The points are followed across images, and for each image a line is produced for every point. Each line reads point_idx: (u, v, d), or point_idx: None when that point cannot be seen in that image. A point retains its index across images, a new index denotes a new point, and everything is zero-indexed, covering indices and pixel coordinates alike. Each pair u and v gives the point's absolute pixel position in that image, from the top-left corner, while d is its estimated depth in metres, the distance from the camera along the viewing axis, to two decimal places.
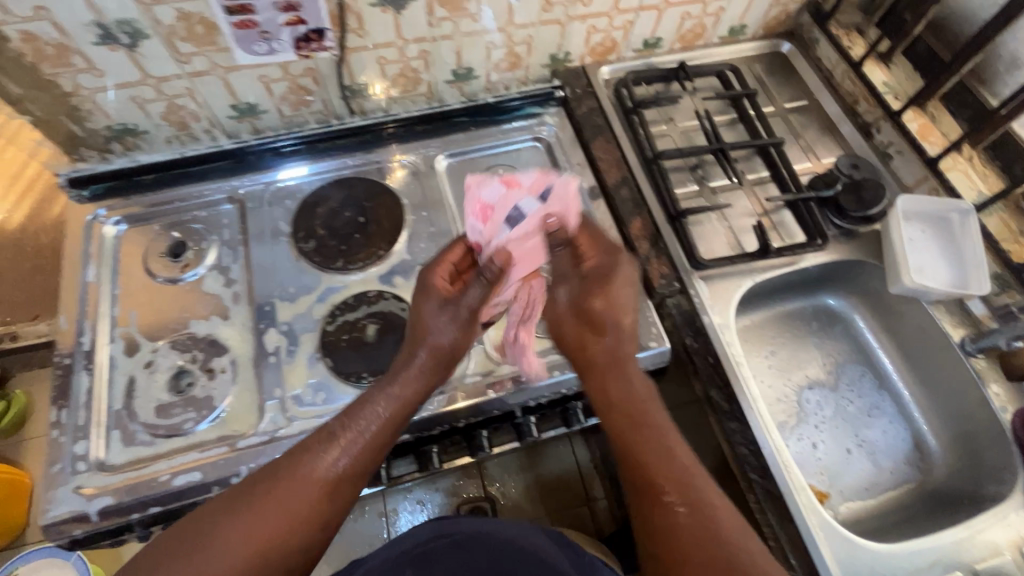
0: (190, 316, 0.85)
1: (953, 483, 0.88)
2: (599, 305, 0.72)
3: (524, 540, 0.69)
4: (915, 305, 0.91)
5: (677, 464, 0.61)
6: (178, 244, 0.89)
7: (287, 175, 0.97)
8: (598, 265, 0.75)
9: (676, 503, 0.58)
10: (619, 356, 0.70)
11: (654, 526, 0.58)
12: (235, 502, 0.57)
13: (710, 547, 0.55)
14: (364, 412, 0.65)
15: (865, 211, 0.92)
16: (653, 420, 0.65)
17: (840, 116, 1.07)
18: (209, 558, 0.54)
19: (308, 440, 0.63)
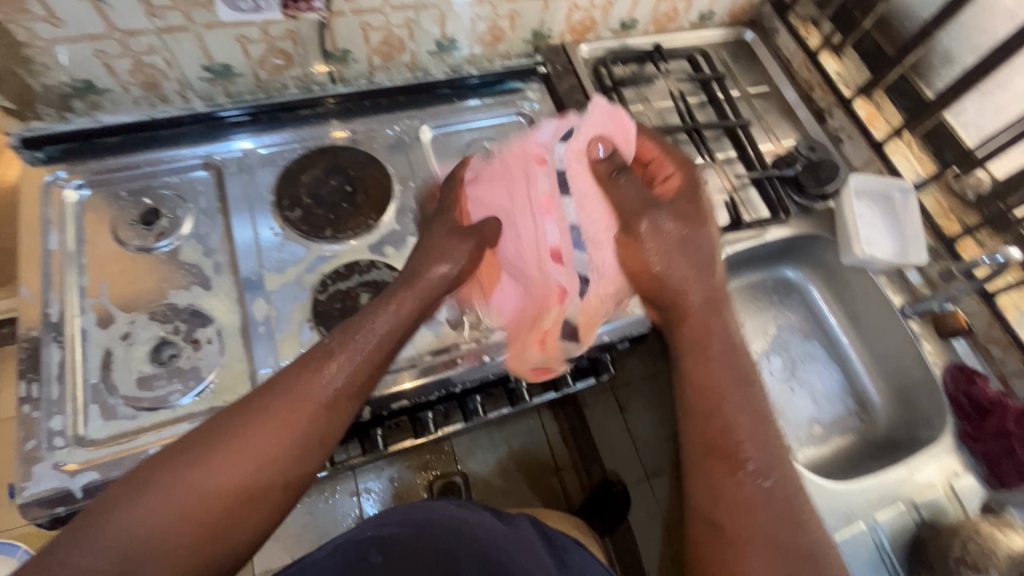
0: (168, 287, 0.81)
1: (893, 432, 0.99)
2: (681, 237, 0.65)
3: (470, 528, 0.66)
4: (862, 275, 1.02)
5: (763, 430, 0.58)
6: (151, 211, 0.85)
7: (242, 144, 0.92)
8: (678, 187, 0.69)
9: (756, 475, 0.56)
10: (718, 297, 0.64)
11: (726, 493, 0.55)
12: (212, 438, 0.53)
13: (781, 517, 0.54)
14: (356, 341, 0.62)
15: (821, 189, 1.01)
16: (720, 374, 0.60)
17: (796, 101, 1.15)
18: (179, 493, 0.50)
19: (300, 367, 0.59)
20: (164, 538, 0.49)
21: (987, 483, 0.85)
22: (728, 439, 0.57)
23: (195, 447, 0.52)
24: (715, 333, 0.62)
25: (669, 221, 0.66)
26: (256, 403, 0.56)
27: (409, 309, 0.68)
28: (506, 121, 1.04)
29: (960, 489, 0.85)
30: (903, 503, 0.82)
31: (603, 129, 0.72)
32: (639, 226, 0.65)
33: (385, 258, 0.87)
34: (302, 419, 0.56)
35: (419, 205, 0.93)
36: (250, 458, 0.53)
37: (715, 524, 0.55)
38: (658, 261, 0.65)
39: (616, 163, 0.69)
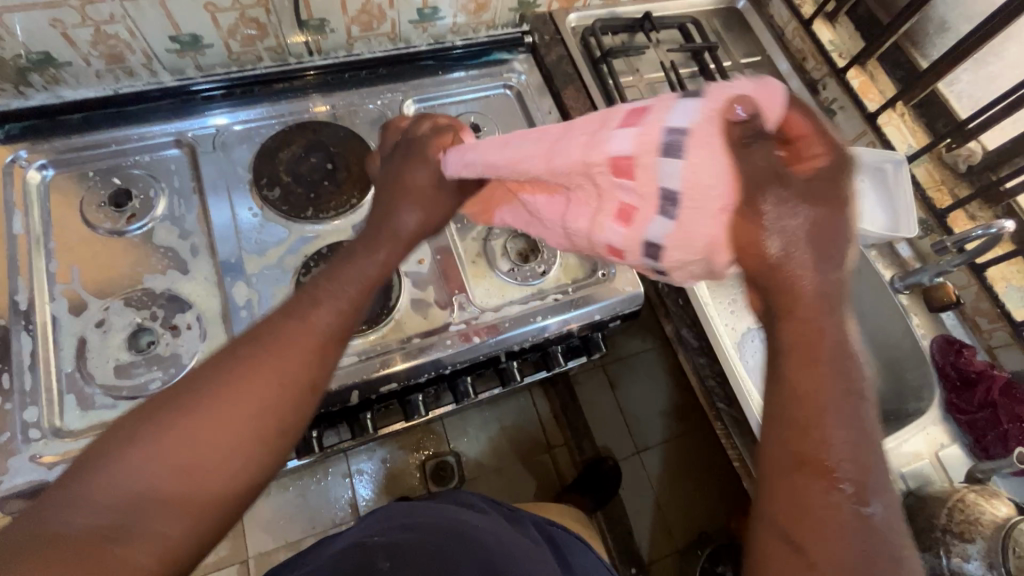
0: (142, 271, 0.78)
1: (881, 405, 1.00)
2: (814, 233, 0.45)
3: (476, 529, 0.66)
4: None
5: (867, 447, 0.43)
6: (121, 192, 0.81)
7: (217, 121, 0.88)
8: (825, 168, 0.46)
9: (860, 502, 0.42)
10: (842, 292, 0.45)
11: (809, 511, 0.42)
12: (173, 404, 0.45)
13: (871, 555, 0.41)
14: (332, 288, 0.55)
15: None
16: (826, 375, 0.44)
17: (789, 72, 1.12)
18: (126, 468, 0.42)
19: (273, 321, 0.51)
20: (166, 497, 0.43)
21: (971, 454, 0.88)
22: (825, 451, 0.43)
23: (175, 401, 0.46)
24: (829, 323, 0.44)
25: (803, 206, 0.45)
26: (240, 349, 0.49)
27: (398, 242, 0.61)
28: (492, 94, 1.01)
29: (946, 460, 0.87)
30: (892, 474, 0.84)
31: (741, 92, 0.48)
32: (760, 205, 0.45)
33: None
34: (294, 367, 0.50)
35: None
36: (248, 410, 0.47)
37: (796, 547, 0.42)
38: (780, 250, 0.45)
39: (754, 130, 0.47)
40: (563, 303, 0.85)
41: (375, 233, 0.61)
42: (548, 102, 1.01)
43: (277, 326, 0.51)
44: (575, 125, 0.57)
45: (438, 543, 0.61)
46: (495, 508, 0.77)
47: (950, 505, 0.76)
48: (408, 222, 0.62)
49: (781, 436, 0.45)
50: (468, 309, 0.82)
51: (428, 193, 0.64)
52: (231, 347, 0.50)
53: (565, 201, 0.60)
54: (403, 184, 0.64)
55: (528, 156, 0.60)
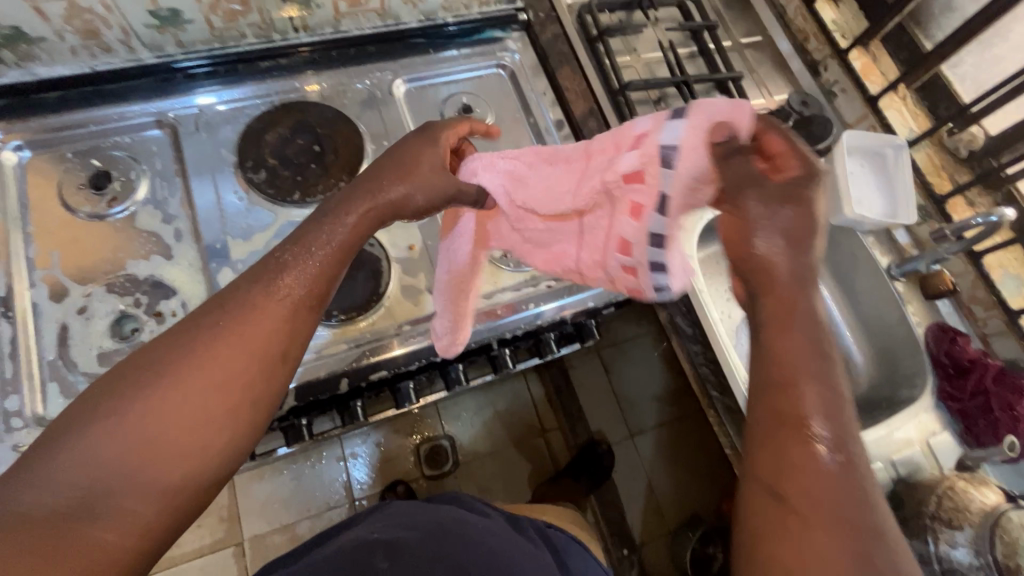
0: (125, 256, 0.76)
1: (874, 392, 1.00)
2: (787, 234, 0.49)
3: (478, 532, 0.65)
4: (850, 235, 1.00)
5: (838, 404, 0.44)
6: (101, 174, 0.78)
7: (203, 100, 0.85)
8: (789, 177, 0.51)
9: (833, 455, 0.42)
10: (808, 268, 0.49)
11: (792, 466, 0.42)
12: (142, 374, 0.43)
13: (845, 504, 0.40)
14: (301, 252, 0.53)
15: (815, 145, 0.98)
16: (802, 337, 0.46)
17: (790, 52, 1.09)
18: (97, 441, 0.40)
19: (242, 283, 0.50)
20: (124, 474, 0.40)
21: (964, 441, 0.87)
22: (802, 408, 0.43)
23: (128, 378, 0.43)
24: (800, 297, 0.48)
25: (776, 208, 0.50)
26: (201, 318, 0.47)
27: (369, 213, 0.58)
28: (486, 74, 0.98)
29: (937, 445, 0.86)
30: (882, 462, 0.83)
31: (717, 115, 0.51)
32: (744, 207, 0.50)
33: None
34: (263, 335, 0.48)
35: None
36: (212, 384, 0.44)
37: (778, 500, 0.41)
38: (761, 246, 0.49)
39: (732, 147, 0.51)
40: (556, 291, 0.83)
41: (344, 204, 0.57)
42: (542, 82, 0.98)
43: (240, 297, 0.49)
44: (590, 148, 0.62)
45: (438, 543, 0.61)
46: (492, 510, 0.77)
47: (939, 492, 0.76)
48: (397, 190, 0.60)
49: (763, 398, 0.46)
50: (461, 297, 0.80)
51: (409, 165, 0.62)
52: (203, 311, 0.48)
53: (581, 230, 0.65)
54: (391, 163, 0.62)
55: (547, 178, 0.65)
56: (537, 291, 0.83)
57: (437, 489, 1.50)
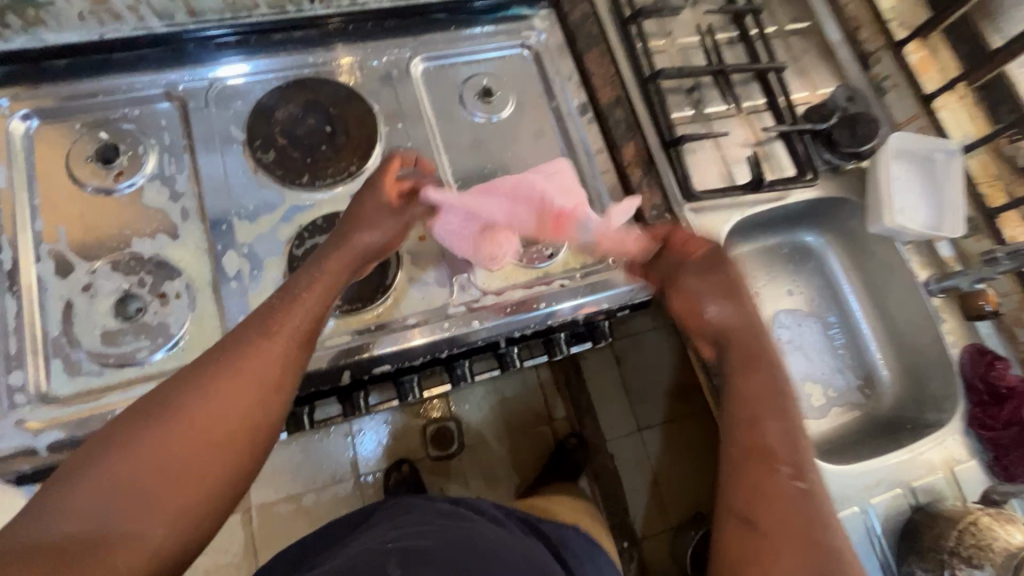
0: (131, 234, 0.74)
1: (898, 411, 0.95)
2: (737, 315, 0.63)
3: (498, 543, 0.65)
4: (887, 244, 0.94)
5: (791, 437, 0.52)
6: (109, 147, 0.76)
7: (229, 72, 0.83)
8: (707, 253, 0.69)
9: (795, 478, 0.49)
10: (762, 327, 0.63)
11: (762, 490, 0.48)
12: (160, 404, 0.47)
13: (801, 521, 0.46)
14: (300, 282, 0.60)
15: (856, 147, 0.90)
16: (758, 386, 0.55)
17: (839, 41, 1.01)
18: (118, 468, 0.43)
19: (251, 318, 0.55)
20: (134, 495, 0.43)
21: (990, 471, 0.83)
22: (765, 442, 0.51)
23: (150, 406, 0.47)
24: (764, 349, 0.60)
25: (706, 286, 0.66)
26: (215, 354, 0.51)
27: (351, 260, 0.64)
28: (509, 55, 0.92)
29: (961, 475, 0.82)
30: (901, 489, 0.80)
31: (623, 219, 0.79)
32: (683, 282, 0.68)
33: None
34: (270, 373, 0.51)
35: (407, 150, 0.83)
36: (226, 409, 0.48)
37: (748, 522, 0.47)
38: (712, 314, 0.64)
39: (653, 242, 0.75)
40: (571, 290, 0.80)
41: (327, 257, 0.63)
42: (567, 64, 0.92)
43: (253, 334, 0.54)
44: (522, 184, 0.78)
45: (460, 553, 0.60)
46: (505, 516, 0.75)
47: (962, 528, 0.73)
48: (381, 228, 0.67)
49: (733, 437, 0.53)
50: (470, 293, 0.77)
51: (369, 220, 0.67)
52: (219, 346, 0.52)
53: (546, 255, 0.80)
54: (348, 226, 0.66)
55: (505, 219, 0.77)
56: (546, 289, 0.79)
57: (443, 471, 1.50)
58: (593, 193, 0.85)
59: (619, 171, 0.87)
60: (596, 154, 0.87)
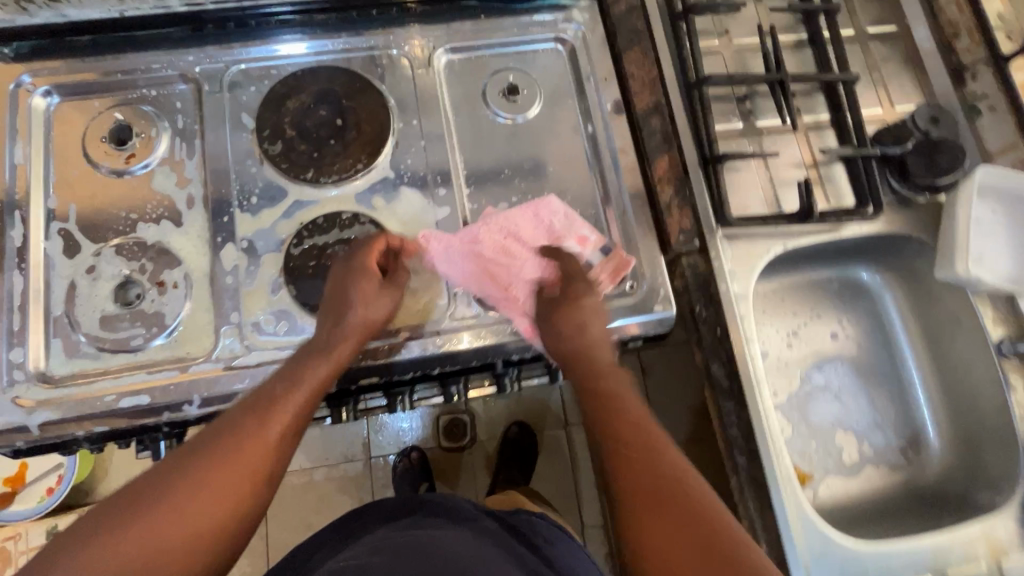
0: (137, 218, 0.74)
1: (943, 483, 0.85)
2: (577, 352, 0.68)
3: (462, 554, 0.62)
4: (957, 292, 0.81)
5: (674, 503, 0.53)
6: (123, 128, 0.76)
7: (286, 50, 0.81)
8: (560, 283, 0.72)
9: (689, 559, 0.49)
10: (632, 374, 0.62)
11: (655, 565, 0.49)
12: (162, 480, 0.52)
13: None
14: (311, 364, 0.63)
15: (933, 179, 0.78)
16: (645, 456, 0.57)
17: (930, 50, 0.87)
18: (113, 543, 0.48)
19: (261, 399, 0.59)
20: None
21: None
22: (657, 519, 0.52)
23: (128, 504, 0.50)
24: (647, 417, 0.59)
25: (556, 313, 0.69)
26: (222, 434, 0.56)
27: (348, 343, 0.65)
28: (541, 49, 0.84)
29: (1009, 570, 0.70)
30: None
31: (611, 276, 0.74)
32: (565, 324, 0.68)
33: (372, 211, 0.75)
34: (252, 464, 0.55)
35: (420, 149, 0.78)
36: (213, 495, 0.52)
37: None
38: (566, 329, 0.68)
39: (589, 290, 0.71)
40: None
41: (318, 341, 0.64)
42: (605, 61, 0.83)
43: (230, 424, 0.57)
44: (488, 230, 0.74)
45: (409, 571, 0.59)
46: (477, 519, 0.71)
47: None
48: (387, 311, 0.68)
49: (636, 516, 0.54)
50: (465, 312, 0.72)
51: (361, 297, 0.66)
52: (228, 424, 0.57)
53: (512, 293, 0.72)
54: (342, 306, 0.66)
55: (487, 267, 0.73)
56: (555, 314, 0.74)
57: (452, 466, 1.49)
58: (616, 209, 0.77)
59: (648, 187, 0.79)
60: (624, 166, 0.79)
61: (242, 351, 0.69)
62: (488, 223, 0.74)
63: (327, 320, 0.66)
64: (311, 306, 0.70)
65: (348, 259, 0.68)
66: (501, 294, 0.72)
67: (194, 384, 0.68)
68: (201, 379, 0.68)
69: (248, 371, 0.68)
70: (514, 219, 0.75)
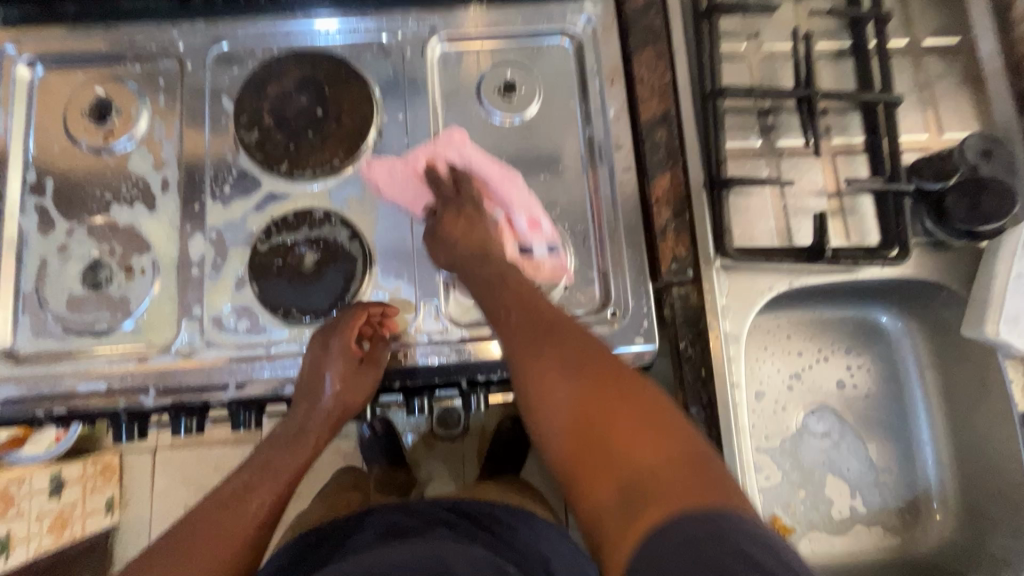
0: (110, 198, 0.72)
1: (940, 556, 0.78)
2: (462, 258, 0.64)
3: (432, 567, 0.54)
4: (985, 352, 0.72)
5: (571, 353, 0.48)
6: (104, 103, 0.74)
7: (325, 26, 0.77)
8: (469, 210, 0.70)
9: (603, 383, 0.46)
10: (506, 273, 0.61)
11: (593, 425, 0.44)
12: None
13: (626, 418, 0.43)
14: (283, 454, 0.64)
15: (973, 226, 0.68)
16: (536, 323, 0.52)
17: (996, 70, 0.75)
18: None
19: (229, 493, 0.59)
20: None
21: None
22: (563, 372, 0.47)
23: None
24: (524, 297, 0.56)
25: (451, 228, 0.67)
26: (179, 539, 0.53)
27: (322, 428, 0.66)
28: (545, 42, 0.77)
29: None
30: None
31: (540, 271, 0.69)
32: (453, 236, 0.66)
33: (345, 210, 0.71)
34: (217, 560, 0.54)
35: (402, 148, 0.73)
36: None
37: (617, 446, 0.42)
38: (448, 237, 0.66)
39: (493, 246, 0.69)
40: None
41: (292, 429, 0.66)
42: (613, 61, 0.75)
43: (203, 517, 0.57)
44: (442, 156, 0.72)
45: None
46: (435, 518, 0.67)
47: None
48: (361, 396, 0.67)
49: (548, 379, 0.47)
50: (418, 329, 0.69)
51: (338, 384, 0.65)
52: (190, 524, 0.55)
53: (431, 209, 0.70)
54: (313, 389, 0.65)
55: (427, 186, 0.71)
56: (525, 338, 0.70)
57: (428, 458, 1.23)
58: (606, 228, 0.71)
59: (645, 206, 0.72)
60: (620, 180, 0.72)
61: (201, 347, 0.68)
62: (438, 147, 0.72)
63: (300, 408, 0.66)
64: (273, 307, 0.68)
65: (320, 333, 0.65)
66: (444, 201, 0.70)
67: (152, 376, 0.67)
68: (159, 371, 0.67)
69: (204, 368, 0.67)
70: (475, 151, 0.73)
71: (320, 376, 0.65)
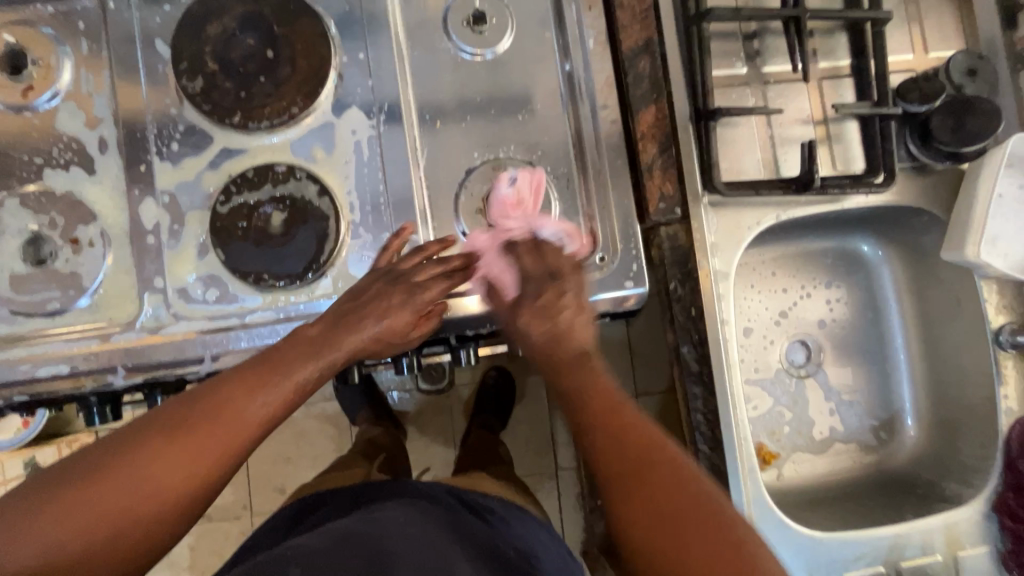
0: (42, 163, 0.65)
1: (913, 471, 0.83)
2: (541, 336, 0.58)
3: (438, 547, 0.52)
4: (962, 274, 0.73)
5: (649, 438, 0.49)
6: (17, 53, 0.65)
7: None
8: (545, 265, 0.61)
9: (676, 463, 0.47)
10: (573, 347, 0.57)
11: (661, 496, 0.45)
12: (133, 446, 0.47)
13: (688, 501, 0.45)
14: (306, 353, 0.55)
15: (958, 147, 0.68)
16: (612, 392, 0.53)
17: None
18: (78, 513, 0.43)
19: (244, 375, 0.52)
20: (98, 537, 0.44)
21: (1003, 564, 0.68)
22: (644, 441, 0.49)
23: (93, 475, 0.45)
24: (595, 369, 0.56)
25: (549, 294, 0.59)
26: (190, 406, 0.49)
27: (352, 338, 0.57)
28: None
29: (963, 561, 0.68)
30: (883, 568, 0.68)
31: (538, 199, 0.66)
32: (569, 294, 0.59)
33: (311, 164, 0.66)
34: (221, 438, 0.49)
35: (366, 91, 0.67)
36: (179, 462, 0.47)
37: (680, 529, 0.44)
38: (539, 320, 0.58)
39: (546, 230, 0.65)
40: None
41: (318, 334, 0.57)
42: None
43: (206, 400, 0.50)
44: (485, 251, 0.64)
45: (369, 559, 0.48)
46: (436, 499, 0.64)
47: None
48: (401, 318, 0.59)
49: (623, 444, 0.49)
50: None
51: (391, 325, 0.59)
52: (200, 395, 0.50)
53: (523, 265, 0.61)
54: (352, 308, 0.59)
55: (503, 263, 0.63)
56: None
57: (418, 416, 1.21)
58: (591, 168, 0.67)
59: (629, 144, 0.70)
60: (602, 116, 0.68)
61: (169, 321, 0.63)
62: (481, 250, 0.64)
63: (336, 318, 0.58)
64: (243, 274, 0.63)
65: (397, 280, 0.60)
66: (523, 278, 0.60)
67: (118, 356, 0.62)
68: (125, 349, 0.63)
69: (174, 344, 0.63)
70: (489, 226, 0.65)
71: (373, 306, 0.59)
